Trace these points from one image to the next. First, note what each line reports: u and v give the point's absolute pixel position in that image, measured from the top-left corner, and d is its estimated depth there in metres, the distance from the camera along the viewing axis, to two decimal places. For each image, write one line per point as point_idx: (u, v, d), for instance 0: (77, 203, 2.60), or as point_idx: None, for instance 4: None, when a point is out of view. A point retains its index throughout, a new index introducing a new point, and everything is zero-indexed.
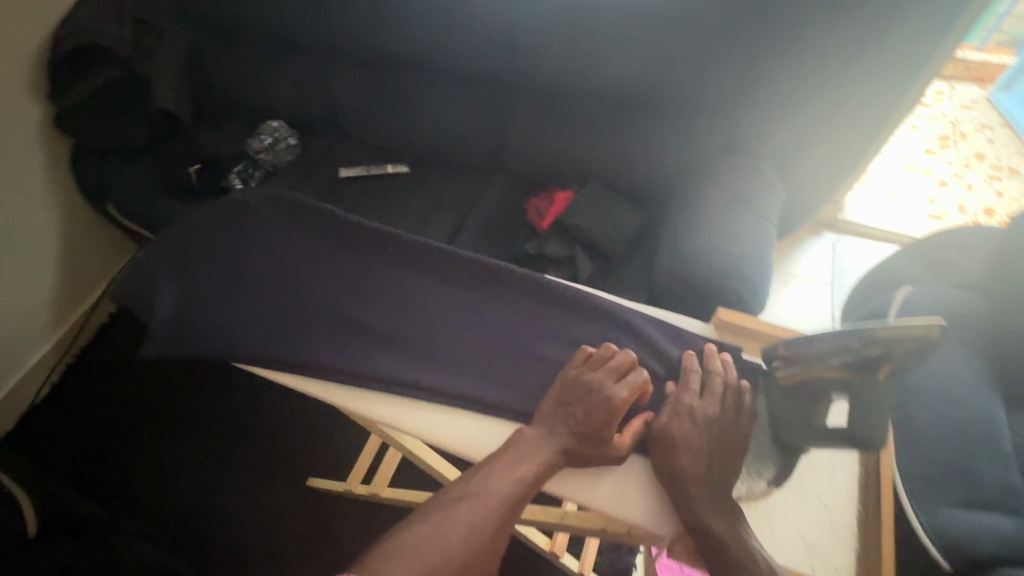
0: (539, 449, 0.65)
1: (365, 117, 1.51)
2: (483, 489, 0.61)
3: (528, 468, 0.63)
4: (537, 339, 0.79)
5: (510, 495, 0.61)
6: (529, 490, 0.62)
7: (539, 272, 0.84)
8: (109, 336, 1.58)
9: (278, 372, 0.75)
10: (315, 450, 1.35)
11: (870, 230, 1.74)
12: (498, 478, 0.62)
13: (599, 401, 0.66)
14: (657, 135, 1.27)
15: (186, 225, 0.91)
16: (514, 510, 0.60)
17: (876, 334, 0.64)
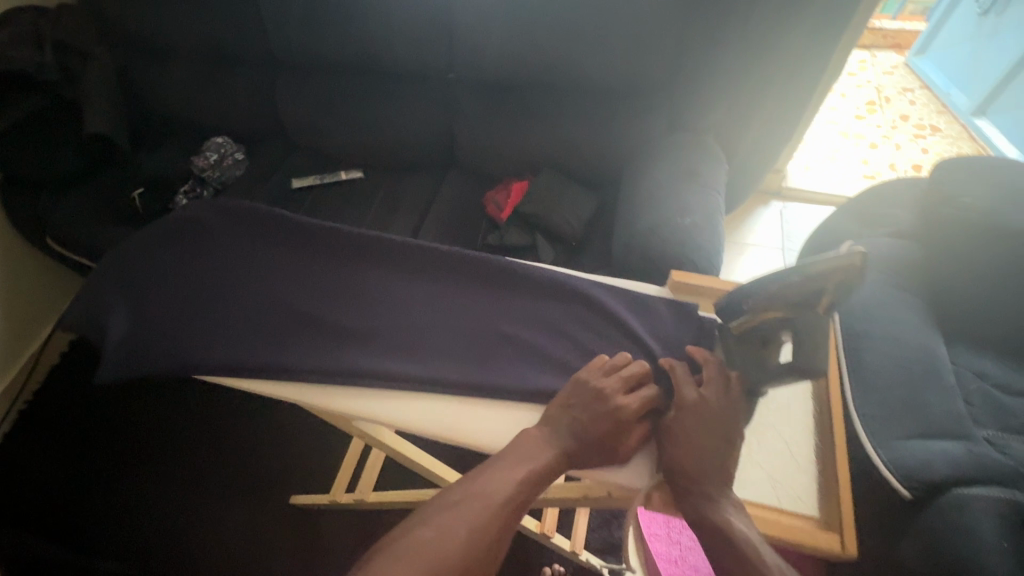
0: (541, 447, 0.61)
1: (312, 124, 1.49)
2: (483, 490, 0.57)
3: (529, 467, 0.59)
4: (502, 318, 0.79)
5: (511, 496, 0.57)
6: (531, 491, 0.58)
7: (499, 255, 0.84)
8: (62, 375, 1.50)
9: (244, 379, 0.73)
10: (293, 466, 1.32)
11: (812, 195, 1.83)
12: (499, 479, 0.58)
13: (606, 411, 0.63)
14: (604, 119, 1.30)
15: (137, 247, 0.89)
16: (516, 513, 0.57)
17: (806, 271, 0.59)
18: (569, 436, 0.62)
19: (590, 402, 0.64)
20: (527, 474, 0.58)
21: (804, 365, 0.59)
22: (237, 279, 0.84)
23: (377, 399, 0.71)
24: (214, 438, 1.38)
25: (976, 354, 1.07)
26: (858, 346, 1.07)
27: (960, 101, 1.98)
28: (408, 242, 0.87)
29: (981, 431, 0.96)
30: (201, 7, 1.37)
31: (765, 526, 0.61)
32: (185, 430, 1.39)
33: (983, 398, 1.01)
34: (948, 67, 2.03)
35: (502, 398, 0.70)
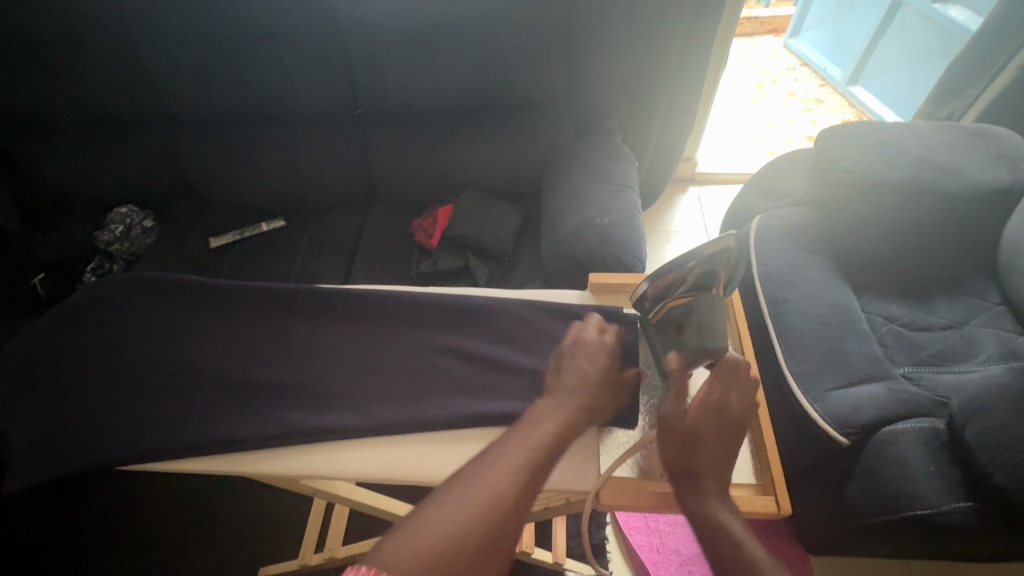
0: (551, 413, 0.62)
1: (223, 179, 1.44)
2: (500, 461, 0.56)
3: (542, 434, 0.60)
4: (437, 350, 0.79)
5: (529, 462, 0.56)
6: (548, 456, 0.58)
7: (425, 287, 0.84)
8: None
9: (176, 459, 0.70)
10: (255, 536, 1.26)
11: (723, 177, 1.94)
12: (514, 448, 0.58)
13: (599, 349, 0.69)
14: (515, 133, 1.33)
15: (39, 337, 0.83)
16: (537, 478, 0.56)
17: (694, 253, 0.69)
18: (562, 393, 0.65)
19: (587, 353, 0.69)
20: (537, 442, 0.58)
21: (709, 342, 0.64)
22: (153, 354, 0.80)
23: (324, 454, 0.69)
24: (164, 524, 1.28)
25: (882, 300, 1.17)
26: (781, 312, 1.15)
27: (835, 74, 2.17)
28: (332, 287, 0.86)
29: (899, 369, 1.06)
30: (81, 73, 1.30)
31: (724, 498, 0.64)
32: (131, 522, 1.29)
33: (896, 338, 1.12)
34: (821, 44, 2.23)
35: (449, 430, 0.71)
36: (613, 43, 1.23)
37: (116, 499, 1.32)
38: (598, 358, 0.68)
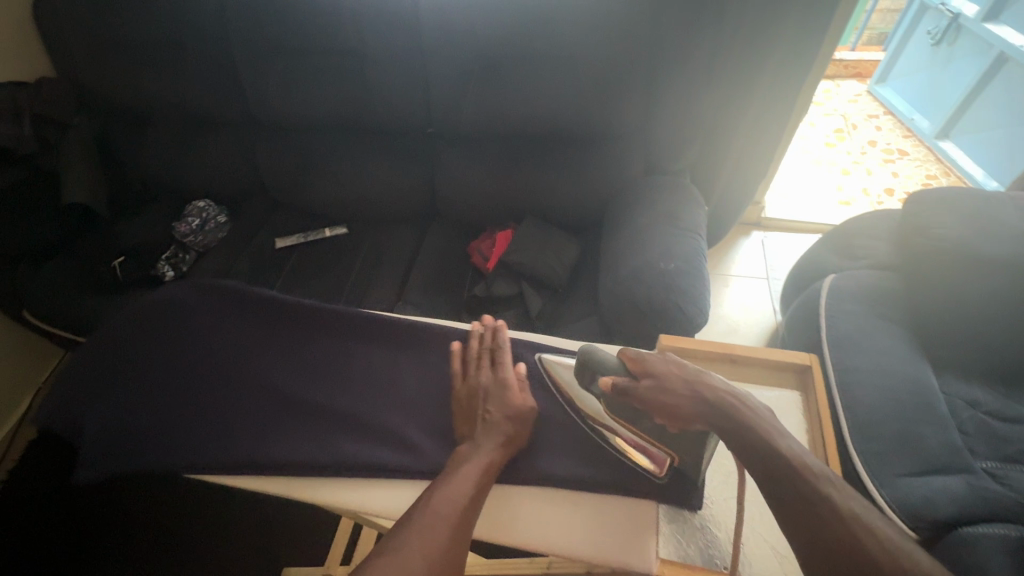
0: (474, 457, 0.68)
1: (295, 182, 1.50)
2: (436, 509, 0.61)
3: (471, 477, 0.65)
4: None
5: (462, 506, 0.62)
6: (492, 469, 0.68)
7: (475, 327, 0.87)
8: (38, 453, 1.46)
9: (234, 475, 0.73)
10: (285, 536, 1.30)
11: (791, 223, 1.87)
12: (448, 495, 0.62)
13: (498, 393, 0.75)
14: (583, 165, 1.33)
15: (117, 332, 0.88)
16: (468, 522, 0.61)
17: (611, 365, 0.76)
18: (482, 436, 0.71)
19: (494, 397, 0.75)
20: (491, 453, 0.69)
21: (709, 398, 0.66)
22: (216, 363, 0.83)
23: (370, 487, 0.72)
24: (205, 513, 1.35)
25: (965, 382, 1.08)
26: (848, 382, 1.07)
27: (922, 126, 2.06)
28: (397, 316, 0.90)
29: (979, 462, 0.97)
30: (180, 74, 1.38)
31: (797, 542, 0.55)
32: (180, 506, 1.36)
33: (978, 427, 1.02)
34: (907, 94, 2.12)
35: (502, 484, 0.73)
36: (693, 86, 1.21)
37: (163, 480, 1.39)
38: (504, 398, 0.75)
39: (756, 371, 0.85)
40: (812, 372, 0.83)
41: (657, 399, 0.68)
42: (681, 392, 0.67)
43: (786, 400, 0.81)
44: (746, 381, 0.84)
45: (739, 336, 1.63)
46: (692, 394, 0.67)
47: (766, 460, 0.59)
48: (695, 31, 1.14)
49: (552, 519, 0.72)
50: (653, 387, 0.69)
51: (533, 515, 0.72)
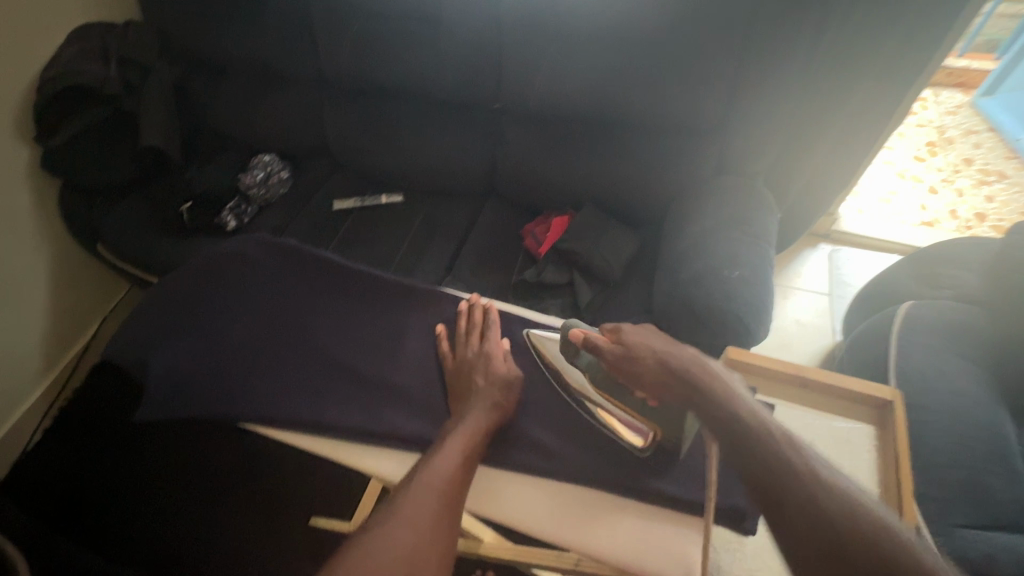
0: (463, 422, 0.70)
1: (357, 145, 1.50)
2: (421, 482, 0.62)
3: (460, 443, 0.68)
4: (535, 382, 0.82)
5: (450, 477, 0.63)
6: (478, 434, 0.70)
7: (518, 314, 0.90)
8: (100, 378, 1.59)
9: (285, 430, 0.75)
10: (316, 488, 1.37)
11: (865, 240, 1.75)
12: (435, 468, 0.64)
13: (485, 363, 0.78)
14: (650, 157, 1.27)
15: (180, 278, 0.91)
16: (458, 494, 0.63)
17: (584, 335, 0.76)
18: (470, 405, 0.73)
19: (479, 366, 0.78)
20: (478, 420, 0.71)
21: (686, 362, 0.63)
22: (272, 318, 0.85)
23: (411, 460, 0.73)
24: (244, 455, 1.44)
25: None
26: (913, 419, 1.00)
27: None
28: (444, 291, 0.91)
29: None
30: (258, 26, 1.40)
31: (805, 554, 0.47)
32: (226, 445, 1.45)
33: None
34: None
35: (542, 475, 0.74)
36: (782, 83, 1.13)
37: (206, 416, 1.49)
38: (491, 367, 0.77)
39: (825, 397, 0.82)
40: (892, 407, 0.78)
41: (623, 366, 0.68)
42: (646, 360, 0.66)
43: (857, 434, 0.78)
44: (813, 406, 0.81)
45: (791, 351, 1.56)
46: (658, 362, 0.65)
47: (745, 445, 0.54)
48: (794, 24, 1.05)
49: (601, 520, 0.71)
50: (623, 355, 0.68)
51: (571, 510, 0.72)
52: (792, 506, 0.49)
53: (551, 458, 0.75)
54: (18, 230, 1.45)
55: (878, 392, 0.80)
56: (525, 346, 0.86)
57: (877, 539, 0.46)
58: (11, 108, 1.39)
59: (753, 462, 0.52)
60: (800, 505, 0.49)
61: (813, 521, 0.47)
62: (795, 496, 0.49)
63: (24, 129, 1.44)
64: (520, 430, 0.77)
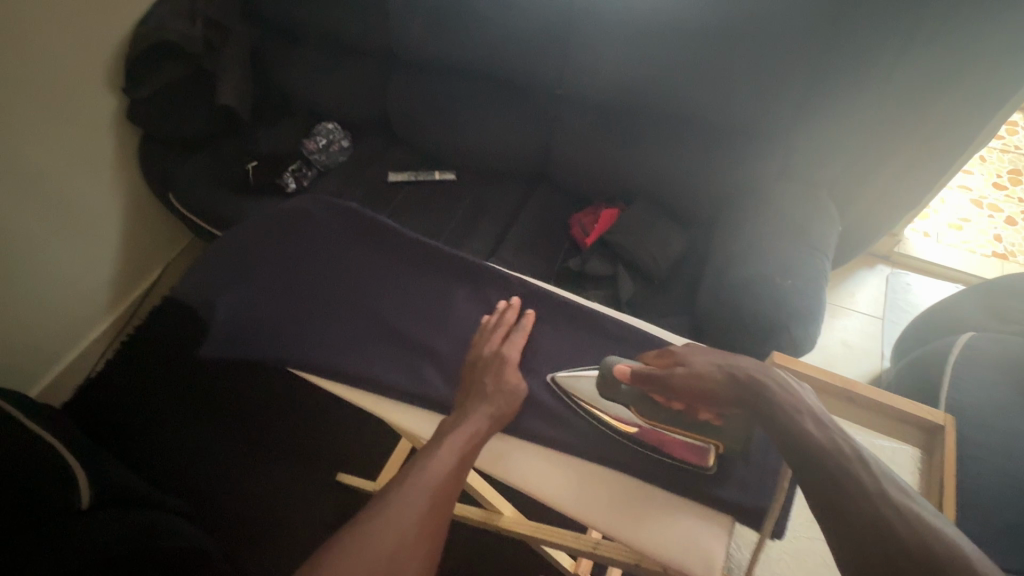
0: (458, 429, 0.70)
1: (418, 121, 1.53)
2: (412, 489, 0.63)
3: (452, 453, 0.67)
4: (571, 364, 0.83)
5: (444, 481, 0.64)
6: (472, 442, 0.69)
7: (563, 294, 0.90)
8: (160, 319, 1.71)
9: (328, 380, 0.80)
10: (345, 446, 1.44)
11: (928, 266, 1.67)
12: (431, 471, 0.64)
13: (497, 367, 0.77)
14: (708, 158, 1.25)
15: (245, 227, 0.96)
16: (443, 509, 0.63)
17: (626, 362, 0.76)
18: (467, 410, 0.72)
19: (488, 368, 0.77)
20: (474, 429, 0.70)
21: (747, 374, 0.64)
22: (325, 275, 0.89)
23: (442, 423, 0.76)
24: (281, 406, 1.51)
25: None
26: (963, 453, 0.95)
27: None
28: (490, 264, 0.92)
29: None
30: None
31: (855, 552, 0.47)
32: (265, 395, 1.53)
33: None
34: None
35: (569, 456, 0.76)
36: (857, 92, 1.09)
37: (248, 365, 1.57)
38: (499, 371, 0.76)
39: (875, 415, 0.79)
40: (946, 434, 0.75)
41: (689, 384, 0.67)
42: (711, 374, 0.66)
43: (901, 456, 0.75)
44: (861, 423, 0.78)
45: (833, 372, 1.52)
46: (724, 374, 0.65)
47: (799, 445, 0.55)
48: (879, 30, 1.01)
49: (631, 508, 0.71)
50: (686, 374, 0.68)
51: (600, 494, 0.72)
52: (862, 546, 0.47)
53: (579, 438, 0.76)
54: (99, 172, 1.56)
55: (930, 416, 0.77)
56: (567, 328, 0.87)
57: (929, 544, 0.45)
58: (103, 57, 1.48)
59: (824, 495, 0.51)
60: (872, 546, 0.47)
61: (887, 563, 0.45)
62: (868, 535, 0.47)
63: (113, 79, 1.53)
64: (550, 410, 0.79)
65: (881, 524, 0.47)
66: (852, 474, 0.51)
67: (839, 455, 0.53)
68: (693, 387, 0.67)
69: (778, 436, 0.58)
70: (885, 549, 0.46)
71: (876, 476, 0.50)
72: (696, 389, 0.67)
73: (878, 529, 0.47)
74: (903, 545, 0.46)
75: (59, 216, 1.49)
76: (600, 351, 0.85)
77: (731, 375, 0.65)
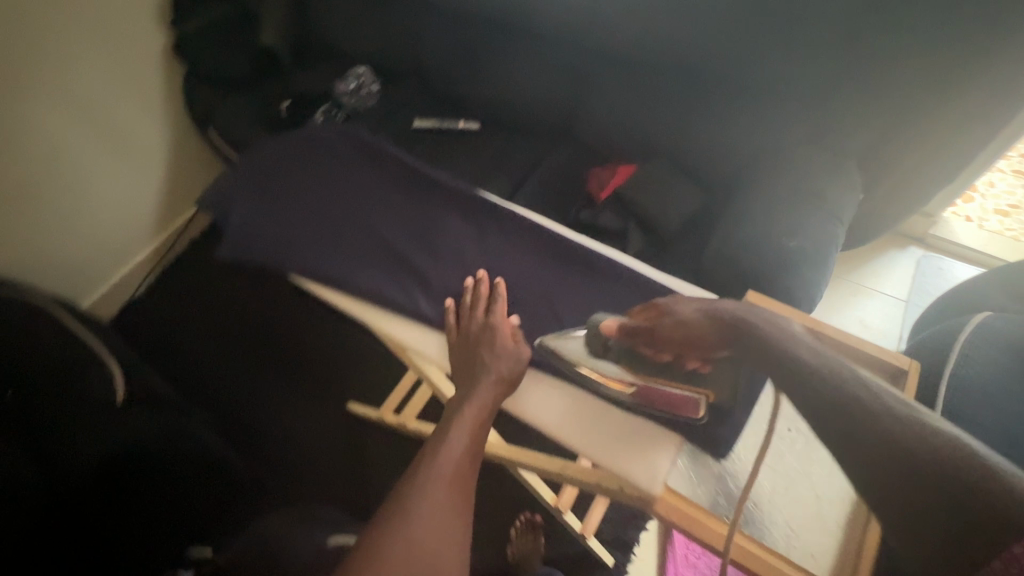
0: (469, 403, 0.73)
1: (447, 68, 1.54)
2: (439, 470, 0.67)
3: (468, 428, 0.71)
4: (553, 294, 0.88)
5: (458, 463, 0.69)
6: (484, 414, 0.73)
7: (557, 230, 0.93)
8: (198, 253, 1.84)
9: (323, 287, 0.86)
10: (353, 374, 1.52)
11: (962, 251, 1.60)
12: (447, 454, 0.69)
13: (490, 339, 0.78)
14: (729, 124, 1.24)
15: (264, 147, 1.02)
16: (468, 479, 0.69)
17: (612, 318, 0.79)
18: (473, 383, 0.75)
19: (480, 339, 0.78)
20: (483, 402, 0.73)
21: (734, 318, 0.65)
22: (334, 196, 0.95)
23: (423, 336, 0.84)
24: (295, 332, 1.60)
25: None
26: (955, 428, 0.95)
27: None
28: (490, 198, 0.96)
29: None
30: None
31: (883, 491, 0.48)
32: (281, 320, 1.62)
33: None
34: None
35: (544, 382, 0.81)
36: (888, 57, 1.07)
37: (270, 292, 1.67)
38: (491, 342, 0.78)
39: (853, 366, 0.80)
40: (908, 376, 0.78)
41: (672, 331, 0.69)
42: (693, 318, 0.68)
43: None
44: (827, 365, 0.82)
45: None
46: (707, 320, 0.67)
47: (813, 389, 0.53)
48: None
49: (594, 429, 0.77)
50: (670, 320, 0.70)
51: (567, 414, 0.79)
52: (889, 481, 0.47)
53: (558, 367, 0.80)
54: (147, 103, 1.66)
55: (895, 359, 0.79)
56: (556, 263, 0.91)
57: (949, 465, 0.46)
58: None
59: (834, 424, 0.51)
60: (901, 478, 0.47)
61: (920, 491, 0.46)
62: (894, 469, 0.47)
63: (163, 13, 1.61)
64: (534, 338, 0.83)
65: (905, 454, 0.47)
66: (873, 411, 0.50)
67: (846, 381, 0.53)
68: (682, 333, 0.69)
69: (781, 375, 0.57)
70: (914, 477, 0.46)
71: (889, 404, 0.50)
72: (685, 334, 0.69)
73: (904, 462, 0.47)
74: (914, 457, 0.47)
75: (111, 142, 1.59)
76: (587, 287, 0.88)
77: (719, 315, 0.66)
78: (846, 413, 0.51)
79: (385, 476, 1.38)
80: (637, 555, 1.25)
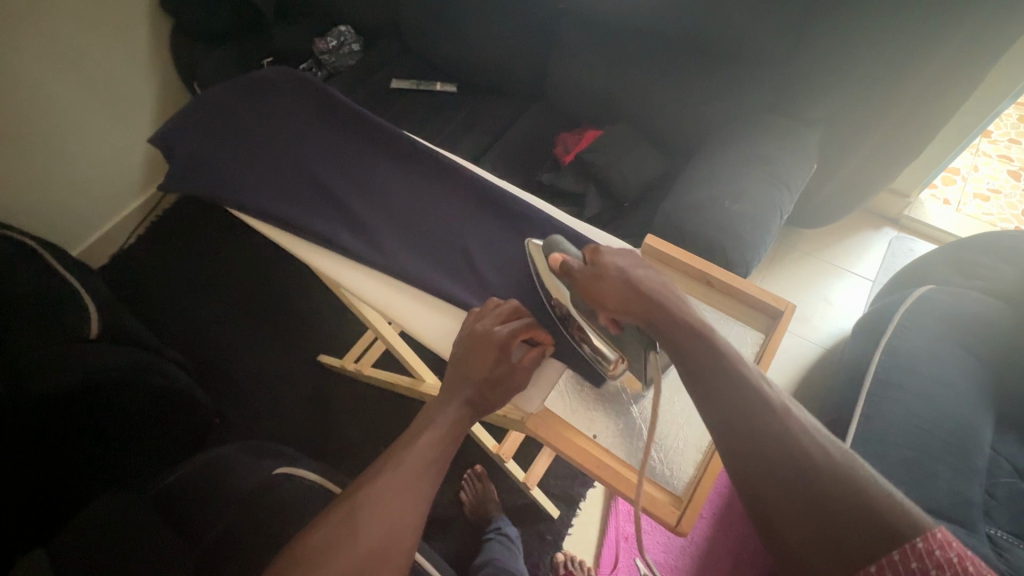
0: (444, 411, 0.68)
1: (423, 29, 1.54)
2: (398, 472, 0.61)
3: (439, 435, 0.65)
4: (476, 238, 0.92)
5: (424, 468, 0.62)
6: (460, 425, 0.67)
7: (488, 178, 0.96)
8: (172, 213, 1.80)
9: (263, 222, 0.92)
10: (321, 324, 1.58)
11: (934, 232, 1.60)
12: (413, 456, 0.63)
13: (490, 350, 0.70)
14: (689, 91, 1.25)
15: (226, 94, 1.07)
16: (429, 485, 0.62)
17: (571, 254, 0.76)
18: (454, 392, 0.69)
19: (478, 348, 0.71)
20: (461, 409, 0.68)
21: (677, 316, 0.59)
22: (285, 141, 1.01)
23: (350, 271, 0.88)
24: (267, 282, 1.65)
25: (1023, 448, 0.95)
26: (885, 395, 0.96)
27: None
28: (427, 146, 1.00)
29: (986, 526, 0.88)
30: None
31: (787, 518, 0.46)
32: (255, 270, 1.67)
33: (1009, 496, 0.91)
34: None
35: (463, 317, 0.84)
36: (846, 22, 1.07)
37: (245, 243, 1.72)
38: (485, 358, 0.70)
39: (755, 314, 0.83)
40: (783, 317, 0.79)
41: (594, 286, 0.66)
42: (615, 279, 0.65)
43: (746, 341, 0.80)
44: (718, 308, 0.83)
45: (806, 325, 1.50)
46: (628, 283, 0.63)
47: (737, 405, 0.51)
48: None
49: None
50: (593, 275, 0.67)
51: None
52: (793, 496, 0.46)
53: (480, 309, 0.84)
54: (137, 55, 1.68)
55: (776, 303, 0.80)
56: (486, 210, 0.94)
57: (865, 504, 0.44)
58: None
59: (740, 443, 0.49)
60: (803, 492, 0.46)
61: (817, 521, 0.44)
62: (785, 472, 0.47)
63: None
64: (464, 281, 0.87)
65: (818, 487, 0.45)
66: (788, 439, 0.48)
67: (771, 407, 0.50)
68: (592, 286, 0.67)
69: (704, 382, 0.54)
70: (816, 497, 0.45)
71: (786, 412, 0.50)
72: (597, 288, 0.66)
73: (795, 464, 0.47)
74: (826, 487, 0.45)
75: (100, 91, 1.61)
76: (513, 233, 0.92)
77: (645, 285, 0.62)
78: (763, 433, 0.49)
79: (347, 423, 1.44)
80: (581, 510, 1.29)
